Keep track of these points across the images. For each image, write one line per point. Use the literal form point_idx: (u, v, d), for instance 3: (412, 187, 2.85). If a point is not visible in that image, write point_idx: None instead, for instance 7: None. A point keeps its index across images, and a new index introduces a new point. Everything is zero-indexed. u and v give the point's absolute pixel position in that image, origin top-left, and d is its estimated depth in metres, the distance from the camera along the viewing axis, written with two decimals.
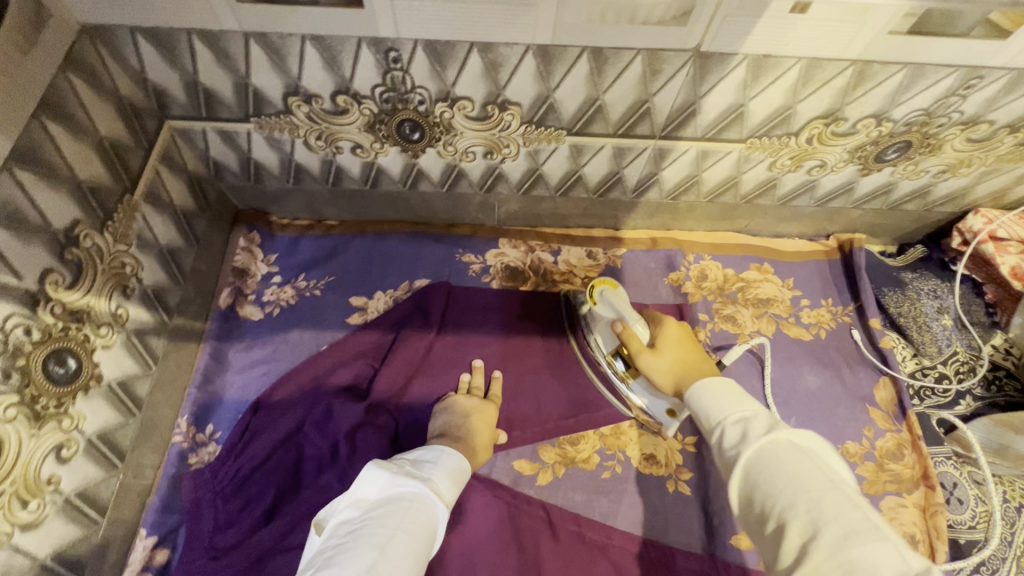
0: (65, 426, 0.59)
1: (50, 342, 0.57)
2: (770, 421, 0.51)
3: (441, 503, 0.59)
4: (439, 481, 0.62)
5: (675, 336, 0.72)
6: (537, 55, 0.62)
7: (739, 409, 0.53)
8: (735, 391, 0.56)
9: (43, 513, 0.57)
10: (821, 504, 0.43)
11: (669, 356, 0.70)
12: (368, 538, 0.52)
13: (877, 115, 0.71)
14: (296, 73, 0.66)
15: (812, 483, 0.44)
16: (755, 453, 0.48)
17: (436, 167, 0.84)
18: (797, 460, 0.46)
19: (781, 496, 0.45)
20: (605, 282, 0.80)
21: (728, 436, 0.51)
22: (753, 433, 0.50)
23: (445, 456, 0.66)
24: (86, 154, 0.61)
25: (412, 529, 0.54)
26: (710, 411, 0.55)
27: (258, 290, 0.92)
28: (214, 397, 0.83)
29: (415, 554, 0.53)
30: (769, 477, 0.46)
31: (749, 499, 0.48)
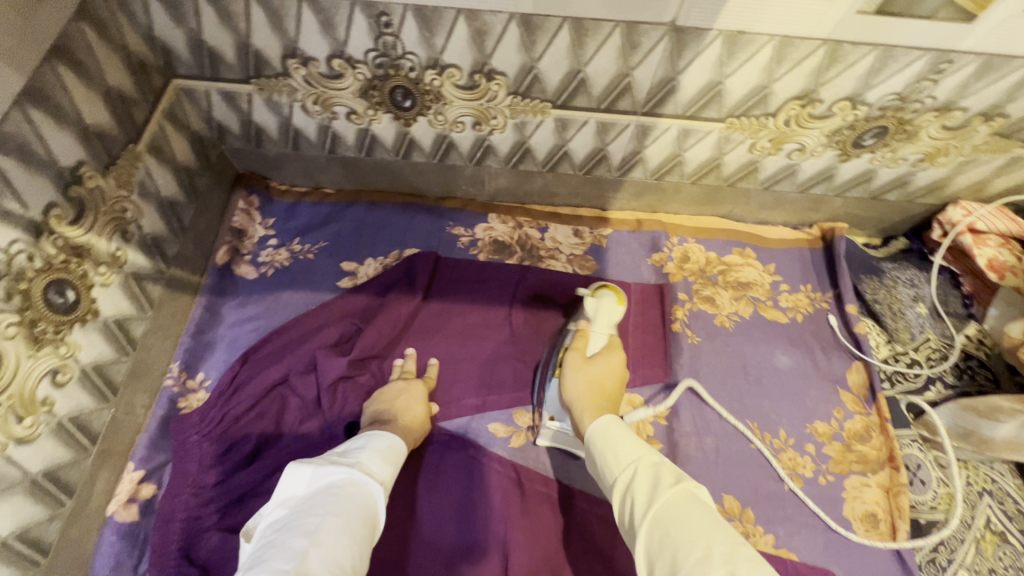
0: (62, 353, 0.63)
1: (51, 272, 0.60)
2: (677, 471, 0.55)
3: (372, 484, 0.63)
4: (368, 462, 0.65)
5: (613, 368, 0.79)
6: (521, 24, 0.66)
7: (648, 456, 0.58)
8: (641, 442, 0.61)
9: (38, 431, 0.61)
10: (729, 555, 0.46)
11: (591, 370, 0.78)
12: (300, 526, 0.54)
13: (852, 98, 0.73)
14: (294, 34, 0.69)
15: (717, 535, 0.48)
16: (664, 504, 0.51)
17: (428, 137, 0.87)
18: (702, 511, 0.50)
19: (692, 547, 0.47)
20: (614, 292, 0.86)
21: (640, 483, 0.55)
22: (664, 482, 0.54)
23: (374, 438, 0.70)
24: (94, 101, 0.65)
25: (347, 512, 0.57)
26: (618, 459, 0.59)
27: (254, 251, 0.96)
28: (206, 347, 0.87)
29: (352, 534, 0.55)
30: (678, 526, 0.49)
31: (654, 551, 0.50)
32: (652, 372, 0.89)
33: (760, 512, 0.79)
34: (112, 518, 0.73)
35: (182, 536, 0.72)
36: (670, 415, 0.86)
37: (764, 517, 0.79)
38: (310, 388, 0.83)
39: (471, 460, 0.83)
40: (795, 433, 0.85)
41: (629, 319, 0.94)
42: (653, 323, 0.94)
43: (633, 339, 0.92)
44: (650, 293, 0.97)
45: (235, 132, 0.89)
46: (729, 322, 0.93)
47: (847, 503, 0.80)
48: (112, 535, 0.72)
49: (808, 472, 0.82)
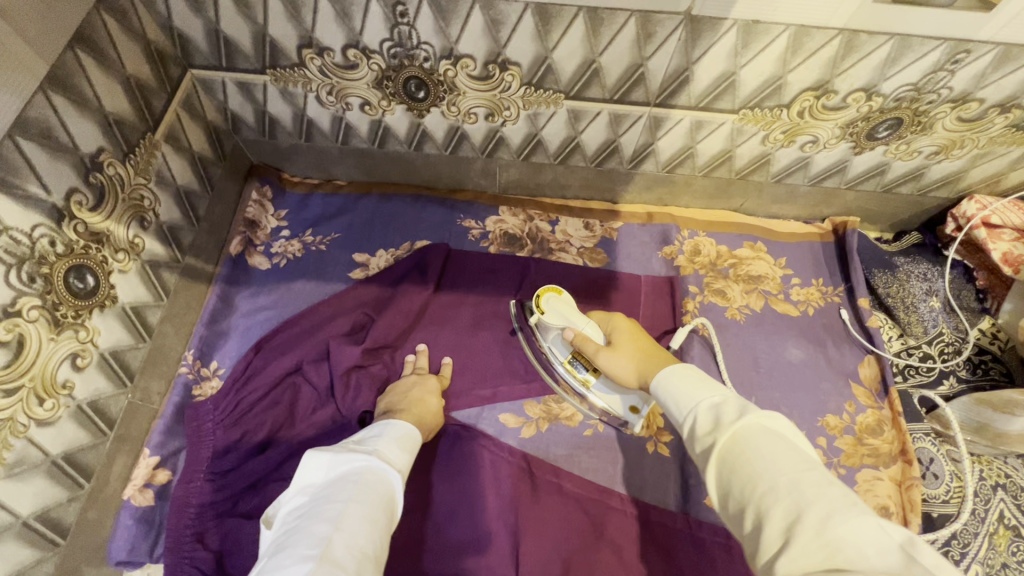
0: (81, 337, 0.64)
1: (72, 257, 0.61)
2: (741, 403, 0.50)
3: (391, 470, 0.62)
4: (384, 450, 0.65)
5: (628, 331, 0.75)
6: (536, 14, 0.66)
7: (706, 392, 0.52)
8: (700, 376, 0.55)
9: (57, 414, 0.62)
10: (801, 484, 0.42)
11: (620, 349, 0.73)
12: (321, 513, 0.54)
13: (867, 89, 0.73)
14: (310, 24, 0.70)
15: (789, 465, 0.44)
16: (731, 440, 0.47)
17: (440, 128, 0.87)
18: (772, 443, 0.46)
19: (759, 481, 0.44)
20: (549, 291, 0.85)
21: (702, 422, 0.50)
22: (726, 418, 0.49)
23: (390, 427, 0.70)
24: (114, 89, 0.66)
25: (367, 497, 0.57)
26: (678, 401, 0.54)
27: (267, 242, 0.97)
28: (220, 336, 0.88)
29: (374, 521, 0.55)
30: (748, 462, 0.45)
31: (727, 487, 0.46)
32: None
33: None
34: (128, 502, 0.74)
35: (197, 522, 0.73)
36: None
37: None
38: (324, 376, 0.84)
39: (484, 449, 0.83)
40: (806, 426, 0.85)
41: (639, 311, 0.94)
42: (664, 316, 0.94)
43: (644, 331, 0.92)
44: (661, 286, 0.97)
45: (250, 123, 0.90)
46: (740, 315, 0.93)
47: (858, 497, 0.80)
48: (129, 518, 0.73)
49: None
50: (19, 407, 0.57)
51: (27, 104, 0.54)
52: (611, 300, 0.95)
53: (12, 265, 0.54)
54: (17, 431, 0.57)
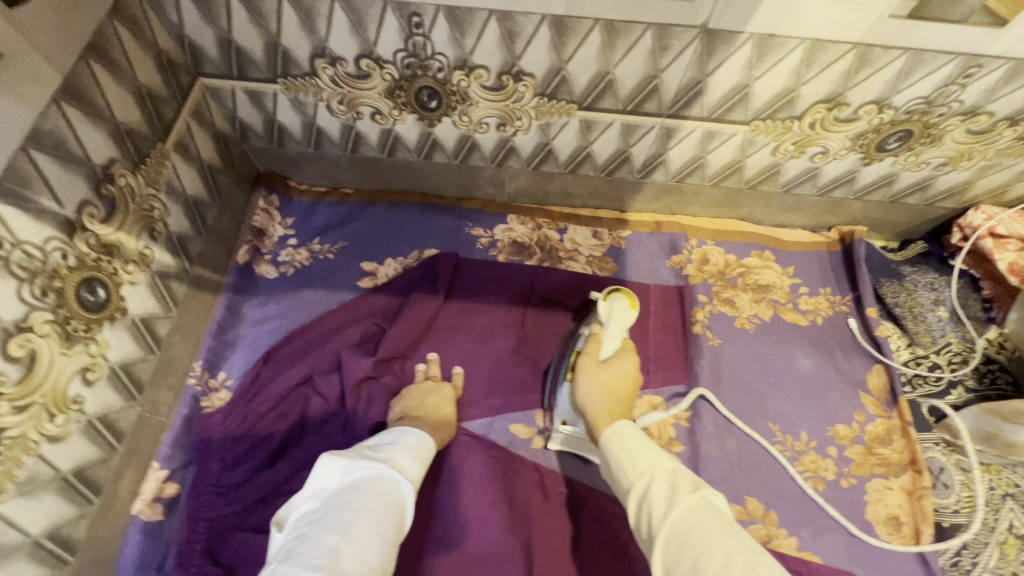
0: (92, 351, 0.63)
1: (84, 269, 0.60)
2: (692, 477, 0.55)
3: (402, 481, 0.63)
4: (398, 459, 0.65)
5: (626, 372, 0.77)
6: (552, 26, 0.66)
7: (659, 463, 0.57)
8: (650, 445, 0.60)
9: (68, 429, 0.61)
10: (750, 562, 0.45)
11: (605, 374, 0.76)
12: (331, 521, 0.54)
13: (879, 102, 0.73)
14: (324, 34, 0.69)
15: (738, 541, 0.47)
16: (684, 510, 0.51)
17: (451, 137, 0.87)
18: (721, 519, 0.50)
19: (713, 556, 0.46)
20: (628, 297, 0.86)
21: (656, 490, 0.54)
22: (681, 490, 0.53)
23: (406, 435, 0.70)
24: (125, 99, 0.65)
25: (377, 508, 0.57)
26: (633, 468, 0.58)
27: (274, 250, 0.96)
28: (228, 346, 0.87)
29: (382, 533, 0.55)
30: (700, 535, 0.48)
31: (672, 559, 0.49)
32: (674, 373, 0.90)
33: (783, 514, 0.80)
34: (137, 517, 0.73)
35: (207, 536, 0.72)
36: (692, 417, 0.86)
37: (786, 519, 0.80)
38: (334, 387, 0.83)
39: (495, 460, 0.83)
40: (817, 436, 0.85)
41: (649, 320, 0.94)
42: (673, 325, 0.94)
43: (654, 341, 0.92)
44: (670, 295, 0.97)
45: (258, 131, 0.89)
46: (749, 324, 0.94)
47: (869, 506, 0.81)
48: (137, 533, 0.72)
49: (830, 475, 0.83)
50: (31, 423, 0.56)
51: (41, 116, 0.53)
52: None
53: (25, 279, 0.53)
54: (27, 448, 0.56)
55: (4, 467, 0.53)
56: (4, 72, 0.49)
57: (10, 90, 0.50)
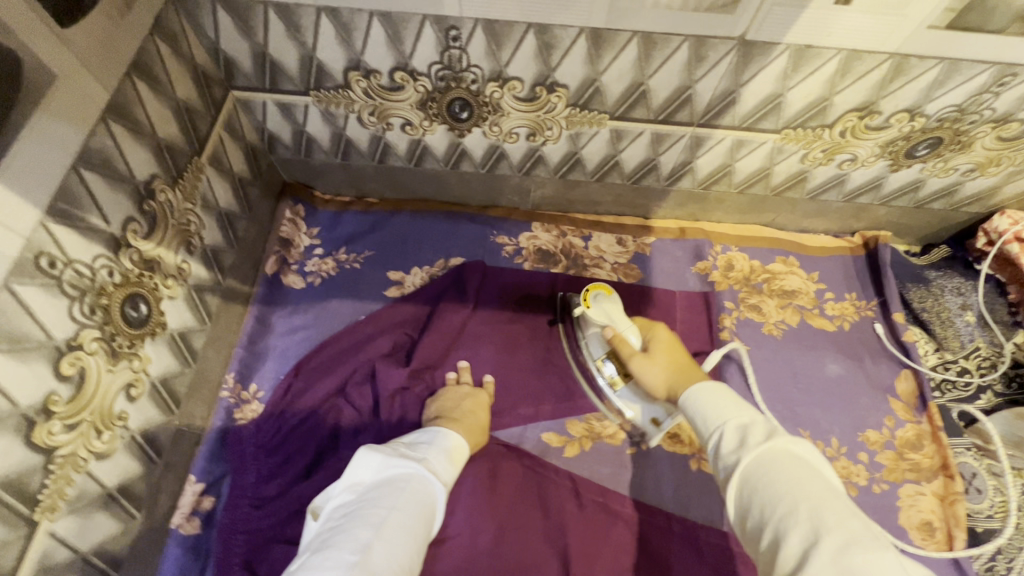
0: (135, 366, 0.63)
1: (128, 286, 0.61)
2: (769, 426, 0.53)
3: (435, 481, 0.62)
4: (434, 461, 0.64)
5: (665, 343, 0.77)
6: (590, 38, 0.66)
7: (735, 412, 0.56)
8: (731, 396, 0.58)
9: (113, 445, 0.61)
10: (821, 511, 0.44)
11: (658, 360, 0.74)
12: (364, 518, 0.54)
13: (911, 110, 0.73)
14: (360, 48, 0.69)
15: (810, 490, 0.46)
16: (755, 459, 0.50)
17: (480, 147, 0.87)
18: (795, 466, 0.48)
19: (779, 503, 0.46)
20: (599, 287, 0.85)
21: (728, 440, 0.53)
22: (752, 440, 0.52)
23: (441, 436, 0.69)
24: (165, 114, 0.65)
25: (410, 510, 0.56)
26: (708, 417, 0.57)
27: (301, 261, 0.96)
28: (259, 357, 0.87)
29: (413, 535, 0.55)
30: (769, 483, 0.48)
31: (745, 503, 0.49)
32: None
33: None
34: (176, 530, 0.73)
35: (246, 548, 0.72)
36: None
37: None
38: (368, 398, 0.83)
39: (528, 470, 0.83)
40: (847, 441, 0.86)
41: (676, 327, 0.94)
42: (700, 332, 0.94)
43: (682, 348, 0.93)
44: (696, 301, 0.97)
45: (286, 142, 0.89)
46: (777, 330, 0.94)
47: (903, 512, 0.81)
48: (176, 547, 0.72)
49: (862, 481, 0.83)
50: (81, 441, 0.56)
51: (90, 135, 0.53)
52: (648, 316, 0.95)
53: (76, 298, 0.53)
54: (77, 466, 0.56)
55: (56, 485, 0.53)
56: (57, 93, 0.49)
57: (63, 110, 0.50)
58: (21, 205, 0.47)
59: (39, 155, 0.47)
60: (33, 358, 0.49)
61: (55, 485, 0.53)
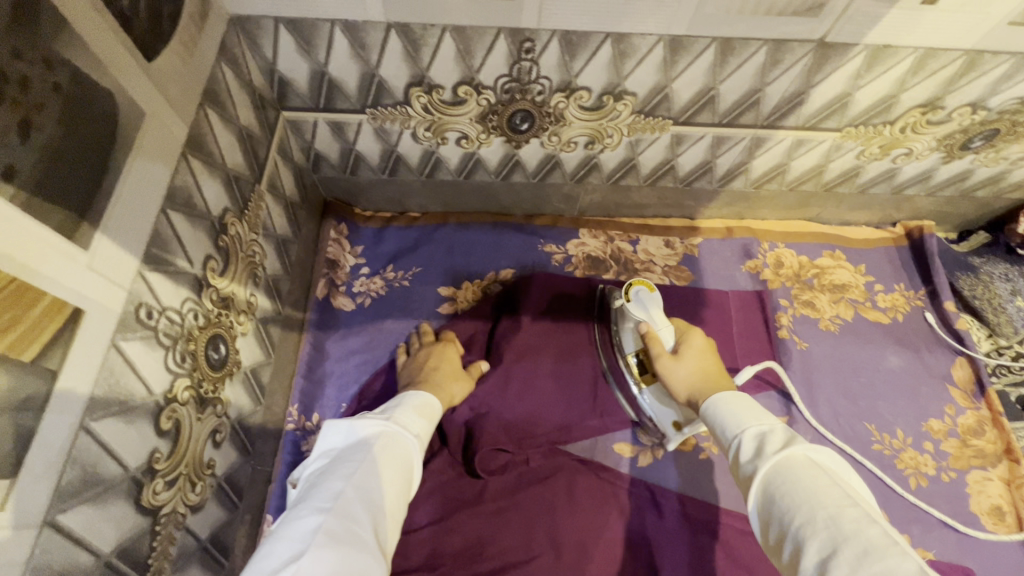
0: (218, 412, 0.60)
1: (209, 328, 0.57)
2: (787, 436, 0.50)
3: (406, 433, 0.58)
4: (402, 416, 0.60)
5: (700, 349, 0.71)
6: (668, 45, 0.64)
7: (755, 419, 0.53)
8: (751, 405, 0.56)
9: (204, 496, 0.58)
10: (840, 519, 0.41)
11: (688, 364, 0.69)
12: (336, 471, 0.51)
13: (974, 104, 0.74)
14: (426, 63, 0.67)
15: (828, 496, 0.43)
16: (774, 468, 0.47)
17: (535, 157, 0.85)
18: (815, 475, 0.45)
19: (799, 510, 0.43)
20: (642, 283, 0.80)
21: (746, 448, 0.51)
22: (771, 447, 0.49)
23: (409, 396, 0.65)
24: (232, 144, 0.62)
25: (381, 459, 0.53)
26: (726, 425, 0.55)
27: (348, 281, 0.93)
28: (319, 386, 0.84)
29: (389, 479, 0.52)
30: (784, 490, 0.45)
31: (767, 510, 0.47)
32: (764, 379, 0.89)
33: (893, 513, 0.81)
34: None
35: None
36: (789, 422, 0.87)
37: (896, 518, 0.81)
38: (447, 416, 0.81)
39: (602, 483, 0.79)
40: (912, 432, 0.87)
41: (733, 328, 0.91)
42: (759, 330, 0.93)
43: (740, 347, 0.91)
44: (751, 299, 0.95)
45: (333, 161, 0.86)
46: (833, 325, 0.95)
47: (972, 498, 0.82)
48: None
49: (931, 470, 0.84)
50: (179, 497, 0.53)
51: (174, 173, 0.50)
52: (704, 318, 0.91)
53: (170, 347, 0.50)
54: (178, 522, 0.53)
55: (162, 546, 0.50)
56: (146, 132, 0.45)
57: (150, 150, 0.46)
58: (122, 256, 0.43)
59: (134, 201, 0.44)
60: (138, 418, 0.46)
61: (161, 545, 0.50)
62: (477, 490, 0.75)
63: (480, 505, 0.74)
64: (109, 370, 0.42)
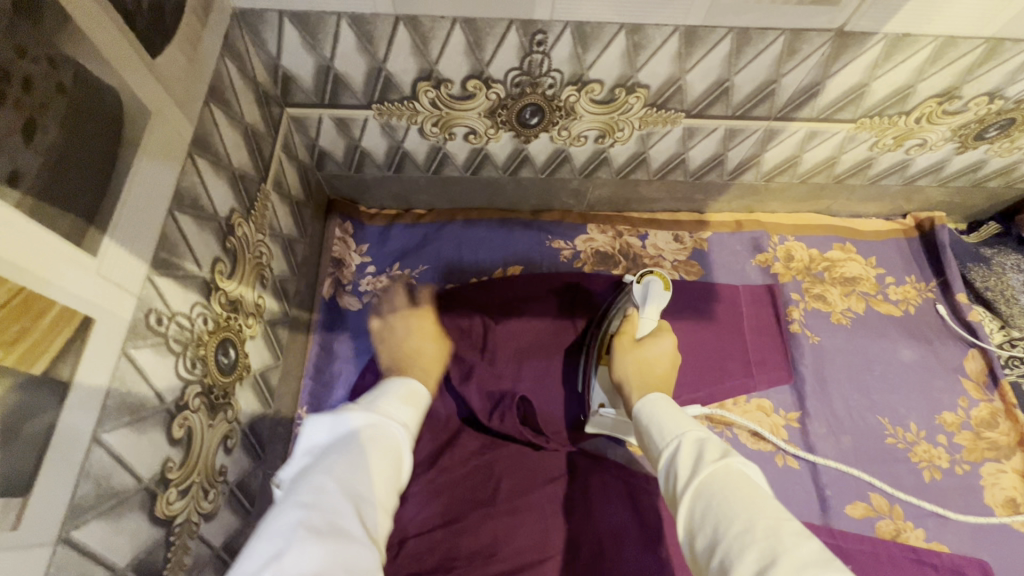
0: (229, 417, 0.59)
1: (219, 332, 0.56)
2: (723, 443, 0.44)
3: (393, 421, 0.49)
4: (388, 404, 0.51)
5: (669, 355, 0.70)
6: (683, 36, 0.63)
7: (692, 428, 0.48)
8: (684, 415, 0.50)
9: (217, 503, 0.57)
10: (779, 532, 0.36)
11: (644, 356, 0.69)
12: (317, 466, 0.42)
13: (992, 93, 0.73)
14: (435, 57, 0.65)
15: (765, 507, 0.38)
16: (708, 478, 0.41)
17: (544, 152, 0.84)
18: (749, 487, 0.40)
19: (735, 520, 0.37)
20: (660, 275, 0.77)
21: (681, 457, 0.45)
22: (707, 456, 0.43)
23: (393, 383, 0.56)
24: (237, 142, 0.60)
25: (366, 449, 0.44)
26: (662, 435, 0.49)
27: (355, 280, 0.92)
28: (327, 387, 0.83)
29: (376, 471, 0.43)
30: (721, 499, 0.39)
31: (698, 525, 0.40)
32: (775, 374, 0.88)
33: (908, 506, 0.80)
34: None
35: None
36: (802, 417, 0.86)
37: (910, 511, 0.80)
38: (444, 401, 0.78)
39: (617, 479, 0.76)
40: (925, 425, 0.86)
41: (743, 323, 0.91)
42: (770, 325, 0.92)
43: (752, 342, 0.90)
44: (761, 294, 0.94)
45: (337, 158, 0.84)
46: (846, 319, 0.94)
47: (986, 491, 0.82)
48: None
49: (944, 463, 0.84)
50: (192, 505, 0.52)
51: (181, 173, 0.48)
52: (715, 314, 0.90)
53: (181, 354, 0.49)
54: (191, 532, 0.52)
55: (176, 557, 0.49)
56: (151, 132, 0.43)
57: (157, 150, 0.44)
58: (131, 261, 0.42)
59: (142, 203, 0.43)
60: (149, 427, 0.45)
61: (175, 556, 0.49)
62: (489, 491, 0.71)
63: (494, 506, 0.69)
64: (120, 379, 0.41)
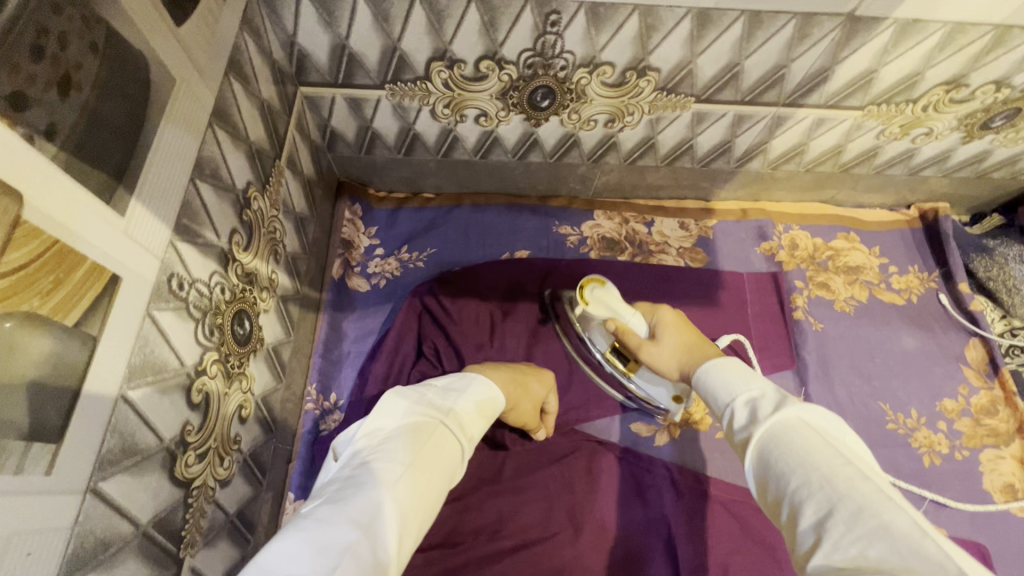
0: (243, 387, 0.60)
1: (236, 303, 0.57)
2: (779, 396, 0.43)
3: (460, 439, 0.50)
4: (462, 412, 0.52)
5: (671, 323, 0.66)
6: (695, 19, 0.63)
7: (745, 383, 0.46)
8: (738, 368, 0.49)
9: (232, 471, 0.58)
10: (836, 479, 0.35)
11: (669, 346, 0.64)
12: (378, 471, 0.43)
13: (999, 81, 0.74)
14: (450, 36, 0.66)
15: (820, 455, 0.37)
16: (766, 434, 0.41)
17: (554, 136, 0.85)
18: (808, 436, 0.38)
19: (794, 472, 0.37)
20: (593, 281, 0.76)
21: (738, 415, 0.44)
22: (761, 412, 0.42)
23: (474, 384, 0.57)
24: (254, 116, 0.61)
25: (428, 466, 0.45)
26: (717, 394, 0.48)
27: (363, 262, 0.92)
28: (336, 365, 0.84)
29: (429, 492, 0.44)
30: (780, 454, 0.39)
31: (761, 479, 0.40)
32: (778, 360, 0.89)
33: (907, 491, 0.82)
34: None
35: None
36: (804, 403, 0.87)
37: (910, 495, 0.81)
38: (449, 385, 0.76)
39: (623, 463, 0.76)
40: (926, 412, 0.88)
41: (747, 309, 0.92)
42: (774, 312, 0.93)
43: (756, 328, 0.91)
44: (765, 280, 0.95)
45: (349, 139, 0.85)
46: (849, 307, 0.95)
47: (985, 476, 0.83)
48: None
49: (944, 449, 0.85)
50: (209, 470, 0.53)
51: (202, 143, 0.49)
52: (720, 300, 0.92)
53: (200, 321, 0.50)
54: (208, 496, 0.53)
55: (194, 519, 0.50)
56: (175, 99, 0.44)
57: (180, 116, 0.45)
58: (156, 223, 0.43)
59: (166, 169, 0.44)
60: (171, 389, 0.46)
61: (194, 518, 0.50)
62: (496, 469, 0.72)
63: (499, 483, 0.70)
64: (146, 340, 0.42)
